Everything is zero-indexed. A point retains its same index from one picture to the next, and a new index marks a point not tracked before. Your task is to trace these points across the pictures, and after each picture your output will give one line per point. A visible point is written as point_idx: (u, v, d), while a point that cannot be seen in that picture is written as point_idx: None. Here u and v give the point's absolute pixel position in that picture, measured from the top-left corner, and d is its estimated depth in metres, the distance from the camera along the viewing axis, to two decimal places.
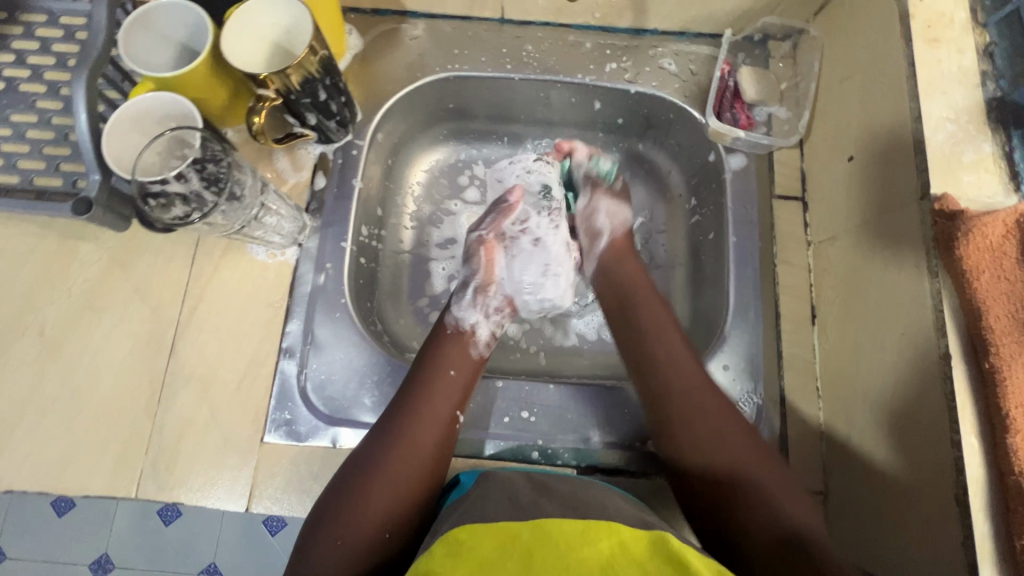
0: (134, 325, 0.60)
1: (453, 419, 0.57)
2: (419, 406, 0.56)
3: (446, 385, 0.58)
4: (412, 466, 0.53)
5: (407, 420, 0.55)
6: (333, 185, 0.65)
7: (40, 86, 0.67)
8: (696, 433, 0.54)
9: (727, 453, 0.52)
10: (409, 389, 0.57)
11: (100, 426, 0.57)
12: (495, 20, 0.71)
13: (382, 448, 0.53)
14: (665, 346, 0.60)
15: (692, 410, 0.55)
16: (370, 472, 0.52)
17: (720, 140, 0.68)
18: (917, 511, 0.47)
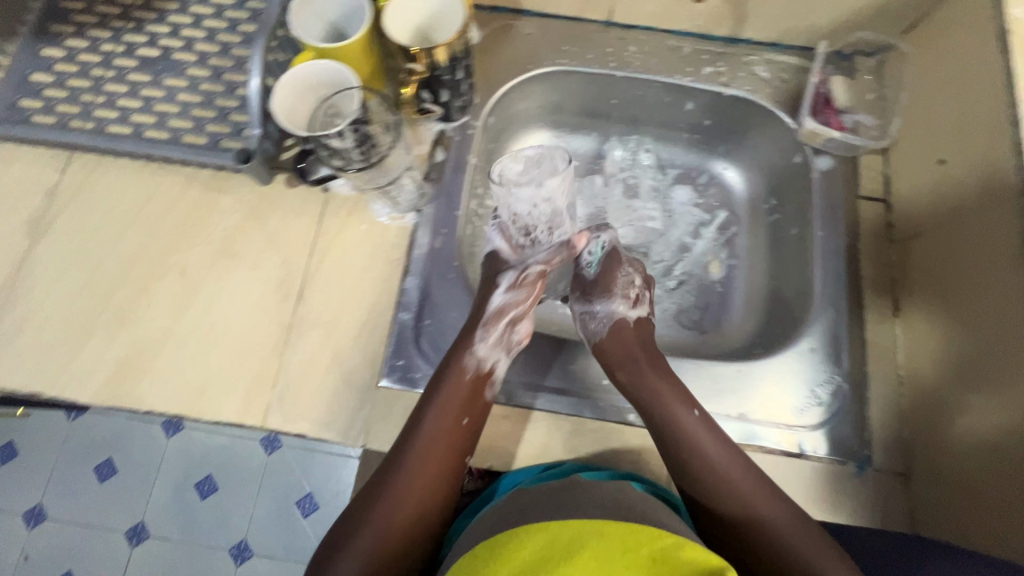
0: (267, 272, 0.66)
1: (454, 461, 0.57)
2: (424, 447, 0.57)
3: (443, 429, 0.58)
4: (417, 503, 0.56)
5: (417, 461, 0.57)
6: (451, 159, 0.71)
7: (192, 55, 0.74)
8: (715, 486, 0.57)
9: (746, 504, 0.56)
10: (410, 431, 0.58)
11: (234, 359, 0.63)
12: (601, 22, 0.78)
13: (391, 491, 0.55)
14: (668, 401, 0.60)
15: (704, 465, 0.58)
16: (381, 512, 0.54)
17: (810, 142, 0.73)
18: (1012, 484, 0.50)
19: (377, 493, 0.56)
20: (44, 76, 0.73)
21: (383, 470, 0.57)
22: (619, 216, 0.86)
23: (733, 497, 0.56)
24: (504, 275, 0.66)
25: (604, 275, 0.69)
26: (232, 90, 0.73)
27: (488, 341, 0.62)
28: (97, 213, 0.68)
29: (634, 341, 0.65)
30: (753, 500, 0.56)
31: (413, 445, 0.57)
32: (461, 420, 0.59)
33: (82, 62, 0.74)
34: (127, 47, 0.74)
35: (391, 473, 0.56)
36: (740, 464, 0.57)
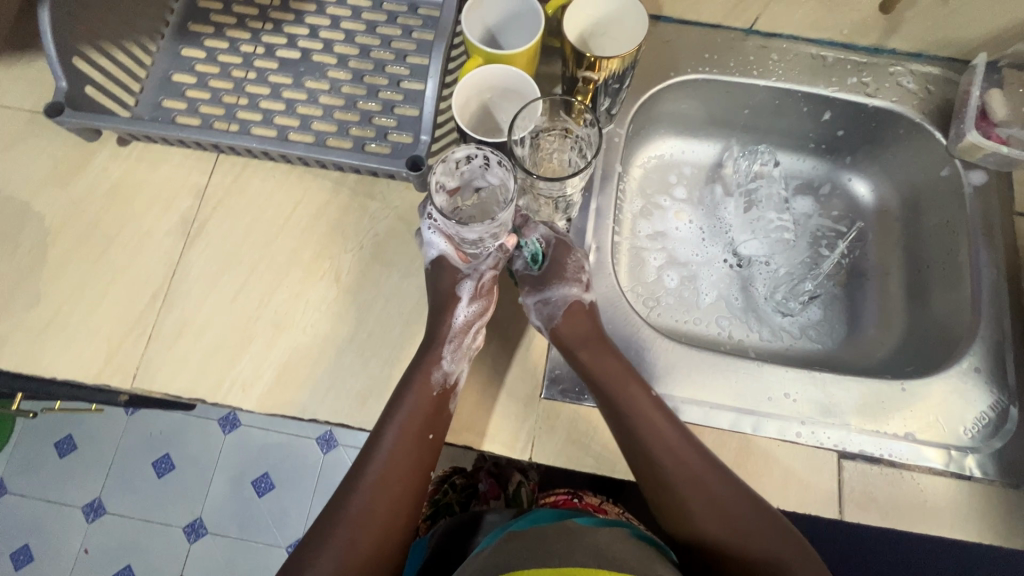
0: (421, 278, 0.65)
1: (413, 449, 0.58)
2: (395, 440, 0.58)
3: (406, 427, 0.57)
4: (400, 487, 0.57)
5: (391, 452, 0.58)
6: (599, 168, 0.70)
7: (332, 58, 0.74)
8: (689, 494, 0.57)
9: (720, 512, 0.56)
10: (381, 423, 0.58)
11: (393, 368, 0.62)
12: (742, 30, 0.76)
13: (372, 476, 0.57)
14: (633, 404, 0.58)
15: (666, 471, 0.57)
16: (365, 497, 0.56)
17: (962, 156, 0.71)
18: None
19: (357, 479, 0.57)
20: (185, 76, 0.72)
21: (366, 455, 0.58)
22: (742, 225, 0.85)
23: (703, 506, 0.56)
24: (463, 287, 0.61)
25: (558, 267, 0.63)
26: (373, 93, 0.72)
27: (459, 349, 0.61)
28: (246, 216, 0.67)
29: (588, 319, 0.63)
30: (733, 509, 0.55)
31: (381, 436, 0.58)
32: (428, 398, 0.59)
33: (222, 62, 0.73)
34: (266, 48, 0.74)
35: (364, 464, 0.57)
36: (713, 472, 0.57)
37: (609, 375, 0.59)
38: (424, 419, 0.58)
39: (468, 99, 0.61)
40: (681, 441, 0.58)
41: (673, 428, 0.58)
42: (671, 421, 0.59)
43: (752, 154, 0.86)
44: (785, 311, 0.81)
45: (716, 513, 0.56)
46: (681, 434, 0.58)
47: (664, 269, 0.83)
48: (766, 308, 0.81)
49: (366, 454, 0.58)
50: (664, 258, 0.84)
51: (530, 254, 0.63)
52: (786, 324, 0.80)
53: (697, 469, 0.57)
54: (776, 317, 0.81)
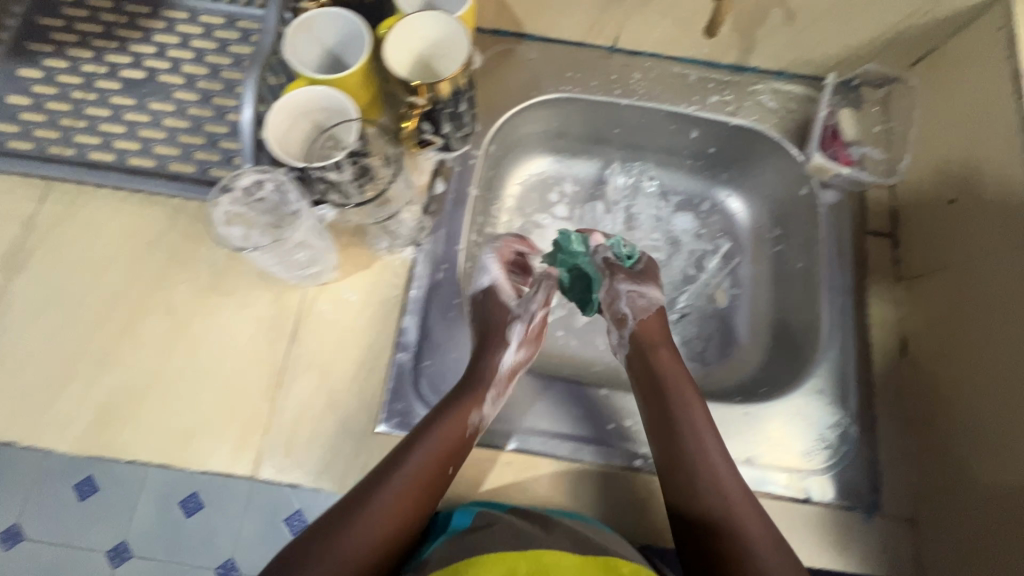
0: (259, 309, 0.63)
1: (452, 454, 0.55)
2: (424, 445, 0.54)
3: (485, 411, 0.58)
4: (437, 485, 0.54)
5: (447, 445, 0.55)
6: (451, 191, 0.68)
7: (179, 77, 0.71)
8: (693, 477, 0.56)
9: (712, 499, 0.54)
10: (444, 409, 0.57)
11: (224, 404, 0.60)
12: (606, 47, 0.76)
13: (405, 473, 0.52)
14: (680, 397, 0.60)
15: (700, 460, 0.56)
16: (395, 491, 0.52)
17: (817, 175, 0.72)
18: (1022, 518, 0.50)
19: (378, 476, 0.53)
20: (20, 98, 0.69)
21: (421, 441, 0.54)
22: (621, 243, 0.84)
23: (722, 490, 0.55)
24: (395, 363, 0.62)
25: (650, 273, 0.70)
26: (221, 115, 0.70)
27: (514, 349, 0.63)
28: (78, 246, 0.64)
29: (663, 328, 0.67)
30: (724, 497, 0.55)
31: (459, 420, 0.56)
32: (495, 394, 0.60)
33: (60, 83, 0.70)
34: (109, 68, 0.71)
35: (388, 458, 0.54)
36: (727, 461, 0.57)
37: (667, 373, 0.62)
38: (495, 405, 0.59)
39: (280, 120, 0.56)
40: (708, 428, 0.58)
41: (709, 426, 0.59)
42: (705, 414, 0.60)
43: (630, 172, 0.85)
44: None
45: (710, 497, 0.55)
46: (716, 435, 0.58)
47: None
48: None
49: (409, 446, 0.54)
50: None
51: (626, 251, 0.70)
52: None
53: (717, 462, 0.56)
54: None
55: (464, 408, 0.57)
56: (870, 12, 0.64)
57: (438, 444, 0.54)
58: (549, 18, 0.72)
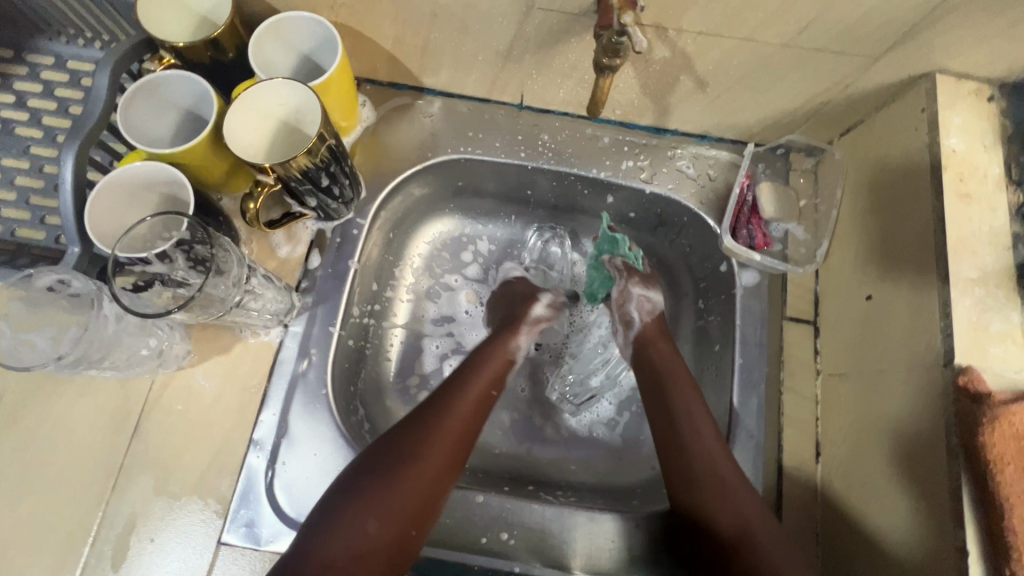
0: (100, 398, 0.57)
1: (468, 434, 0.57)
2: (451, 417, 0.57)
3: (489, 400, 0.60)
4: (443, 480, 0.54)
5: (453, 432, 0.56)
6: (327, 265, 0.63)
7: (38, 131, 0.65)
8: (710, 491, 0.54)
9: (739, 510, 0.53)
10: (444, 396, 0.58)
11: (48, 510, 0.53)
12: (513, 105, 0.70)
13: (425, 450, 0.54)
14: (688, 410, 0.60)
15: (716, 463, 0.56)
16: (412, 478, 0.52)
17: (734, 256, 0.65)
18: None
19: (386, 459, 0.52)
20: None
21: (435, 429, 0.55)
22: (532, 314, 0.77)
23: (739, 498, 0.54)
24: (247, 467, 0.56)
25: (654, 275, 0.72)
26: None
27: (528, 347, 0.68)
28: None
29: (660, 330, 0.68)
30: (754, 507, 0.53)
31: (462, 408, 0.58)
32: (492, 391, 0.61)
33: None
34: None
35: (394, 445, 0.53)
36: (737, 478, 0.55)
37: (669, 375, 0.63)
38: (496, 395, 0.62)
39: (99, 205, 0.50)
40: (714, 440, 0.57)
41: (708, 424, 0.59)
42: (705, 413, 0.60)
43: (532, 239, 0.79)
44: (572, 410, 0.74)
45: (729, 511, 0.53)
46: (716, 433, 0.58)
47: (446, 359, 0.75)
48: (552, 405, 0.74)
49: (422, 433, 0.55)
50: (446, 345, 0.76)
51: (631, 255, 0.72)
52: (572, 424, 0.74)
53: (724, 471, 0.55)
54: (564, 415, 0.74)
55: (466, 396, 0.59)
56: (789, 84, 0.58)
57: (446, 431, 0.55)
58: (447, 76, 0.66)
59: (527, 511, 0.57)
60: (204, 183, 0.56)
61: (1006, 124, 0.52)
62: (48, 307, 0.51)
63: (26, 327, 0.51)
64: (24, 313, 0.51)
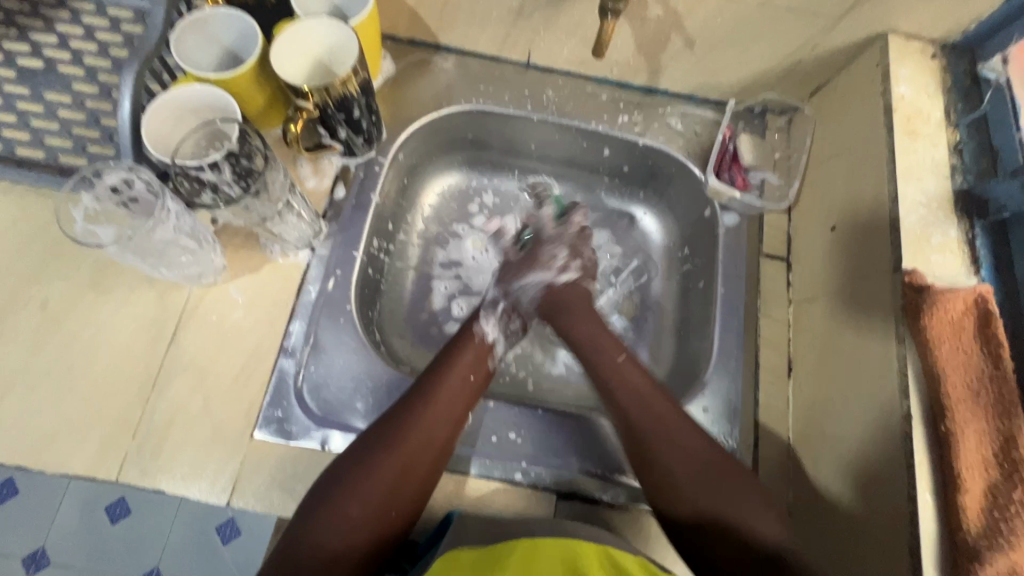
0: (140, 309, 0.61)
1: (455, 425, 0.59)
2: (437, 408, 0.59)
3: (469, 386, 0.62)
4: (429, 460, 0.57)
5: (434, 419, 0.58)
6: (351, 197, 0.68)
7: (79, 69, 0.69)
8: (654, 437, 0.59)
9: (690, 458, 0.57)
10: (428, 383, 0.61)
11: (91, 405, 0.58)
12: (521, 63, 0.77)
13: (414, 439, 0.56)
14: (608, 360, 0.66)
15: (660, 416, 0.60)
16: (398, 461, 0.55)
17: (717, 199, 0.74)
18: (875, 539, 0.50)
19: (377, 444, 0.56)
20: None
21: (417, 416, 0.58)
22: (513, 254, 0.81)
23: (666, 444, 0.58)
24: (279, 368, 0.61)
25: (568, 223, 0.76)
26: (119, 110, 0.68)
27: (501, 327, 0.70)
28: None
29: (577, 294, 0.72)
30: (701, 449, 0.58)
31: (442, 397, 0.60)
32: (471, 378, 0.63)
33: None
34: (6, 56, 0.69)
35: (379, 432, 0.57)
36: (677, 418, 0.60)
37: (594, 337, 0.68)
38: (479, 381, 0.64)
39: (153, 117, 0.55)
40: (652, 391, 0.62)
41: (641, 376, 0.63)
42: (637, 370, 0.64)
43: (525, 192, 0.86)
44: None
45: (681, 460, 0.57)
46: (648, 380, 0.63)
47: (453, 298, 0.80)
48: (553, 341, 0.80)
49: (407, 419, 0.58)
50: (454, 287, 0.81)
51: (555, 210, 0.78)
52: (568, 357, 0.80)
53: (676, 428, 0.59)
54: (562, 350, 0.80)
55: (446, 385, 0.61)
56: (765, 43, 0.67)
57: (428, 417, 0.58)
58: (462, 32, 0.73)
59: (530, 413, 0.64)
60: (245, 112, 0.62)
61: (946, 77, 0.61)
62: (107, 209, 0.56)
63: (96, 222, 0.56)
64: (93, 208, 0.56)
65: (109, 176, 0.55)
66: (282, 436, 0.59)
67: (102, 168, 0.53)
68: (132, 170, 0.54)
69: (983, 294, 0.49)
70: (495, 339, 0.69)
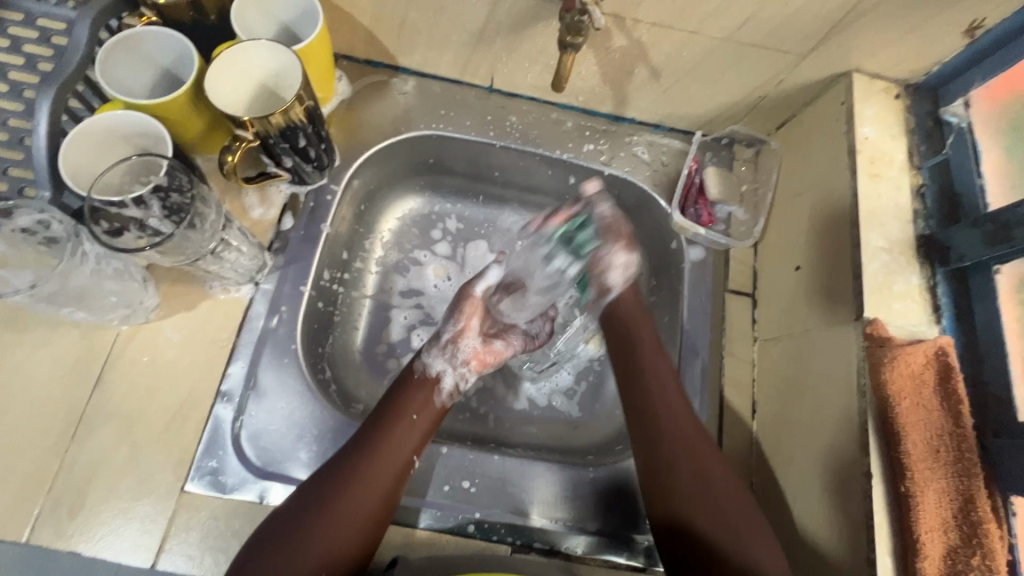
0: (62, 349, 0.56)
1: (401, 472, 0.56)
2: (379, 456, 0.56)
3: (416, 427, 0.59)
4: (375, 513, 0.54)
5: (376, 469, 0.55)
6: (301, 227, 0.65)
7: (2, 85, 0.64)
8: (676, 456, 0.57)
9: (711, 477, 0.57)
10: (371, 429, 0.58)
11: (1, 458, 0.52)
12: (484, 87, 0.74)
13: (355, 491, 0.54)
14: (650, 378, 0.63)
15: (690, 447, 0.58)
16: (343, 516, 0.53)
17: (683, 232, 0.72)
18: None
19: (315, 498, 0.53)
20: None
21: (359, 466, 0.55)
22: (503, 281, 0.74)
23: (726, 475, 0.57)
24: (215, 415, 0.57)
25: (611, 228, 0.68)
26: None
27: (449, 359, 0.65)
28: None
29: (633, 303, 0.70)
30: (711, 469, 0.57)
31: (385, 444, 0.57)
32: (417, 418, 0.59)
33: None
34: None
35: (318, 485, 0.54)
36: (701, 437, 0.59)
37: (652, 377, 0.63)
38: (428, 421, 0.60)
39: (72, 147, 0.51)
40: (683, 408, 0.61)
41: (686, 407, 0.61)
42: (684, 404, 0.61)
43: (494, 219, 0.83)
44: (532, 376, 0.77)
45: (689, 484, 0.56)
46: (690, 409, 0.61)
47: (413, 329, 0.76)
48: (515, 374, 0.77)
49: (347, 471, 0.54)
50: (414, 317, 0.77)
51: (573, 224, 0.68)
52: (531, 391, 0.77)
53: (695, 435, 0.59)
54: (524, 384, 0.77)
55: (391, 428, 0.58)
56: (731, 76, 0.65)
57: (372, 466, 0.55)
58: (421, 55, 0.70)
59: (486, 459, 0.61)
60: (182, 140, 0.58)
61: (909, 118, 0.61)
62: (24, 251, 0.52)
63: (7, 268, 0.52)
64: (4, 249, 0.52)
65: (19, 217, 0.49)
66: (214, 491, 0.54)
67: (14, 207, 0.48)
68: (47, 210, 0.49)
69: (944, 347, 0.48)
70: (443, 370, 0.64)
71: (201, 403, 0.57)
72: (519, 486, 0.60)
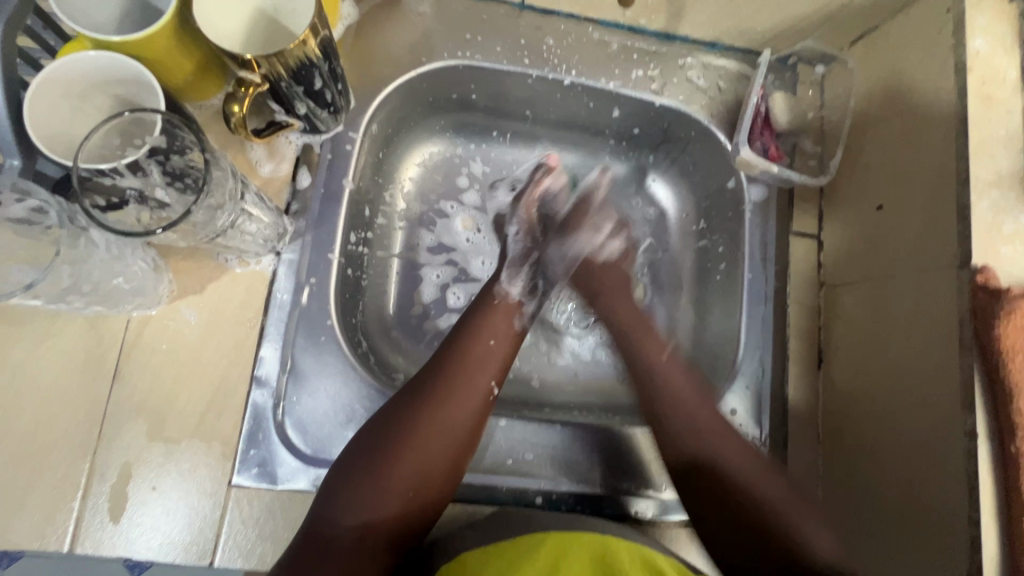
0: (67, 343, 0.50)
1: (487, 399, 0.53)
2: (461, 384, 0.52)
3: (492, 353, 0.55)
4: (456, 442, 0.50)
5: (457, 396, 0.51)
6: (319, 185, 0.56)
7: None
8: (673, 408, 0.55)
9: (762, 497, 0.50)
10: (449, 357, 0.53)
11: (23, 466, 0.47)
12: (514, 3, 0.63)
13: (437, 419, 0.50)
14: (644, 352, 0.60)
15: (667, 394, 0.56)
16: (425, 439, 0.49)
17: (745, 169, 0.64)
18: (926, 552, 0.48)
19: (399, 421, 0.49)
20: None
21: (439, 391, 0.51)
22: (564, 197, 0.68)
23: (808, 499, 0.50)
24: (252, 404, 0.51)
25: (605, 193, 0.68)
26: None
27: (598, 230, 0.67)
28: None
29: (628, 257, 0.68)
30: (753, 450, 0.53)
31: (460, 379, 0.52)
32: (494, 344, 0.55)
33: None
34: None
35: (399, 410, 0.50)
36: (694, 391, 0.56)
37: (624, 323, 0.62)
38: (505, 347, 0.56)
39: (42, 108, 0.41)
40: (683, 379, 0.57)
41: (681, 375, 0.57)
42: (684, 376, 0.58)
43: (527, 158, 0.73)
44: (575, 333, 0.71)
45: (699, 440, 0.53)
46: (686, 376, 0.57)
47: (448, 288, 0.69)
48: (554, 328, 0.71)
49: (428, 396, 0.51)
50: (448, 275, 0.69)
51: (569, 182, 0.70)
52: (575, 346, 0.71)
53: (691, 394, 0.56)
54: (568, 339, 0.71)
55: (469, 354, 0.54)
56: None
57: (452, 392, 0.51)
58: None
59: (544, 426, 0.58)
60: (168, 85, 0.48)
61: None
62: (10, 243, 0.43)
63: None
64: None
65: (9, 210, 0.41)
66: (262, 485, 0.50)
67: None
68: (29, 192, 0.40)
69: None
70: (521, 297, 0.61)
71: (233, 390, 0.51)
72: (584, 454, 0.58)
